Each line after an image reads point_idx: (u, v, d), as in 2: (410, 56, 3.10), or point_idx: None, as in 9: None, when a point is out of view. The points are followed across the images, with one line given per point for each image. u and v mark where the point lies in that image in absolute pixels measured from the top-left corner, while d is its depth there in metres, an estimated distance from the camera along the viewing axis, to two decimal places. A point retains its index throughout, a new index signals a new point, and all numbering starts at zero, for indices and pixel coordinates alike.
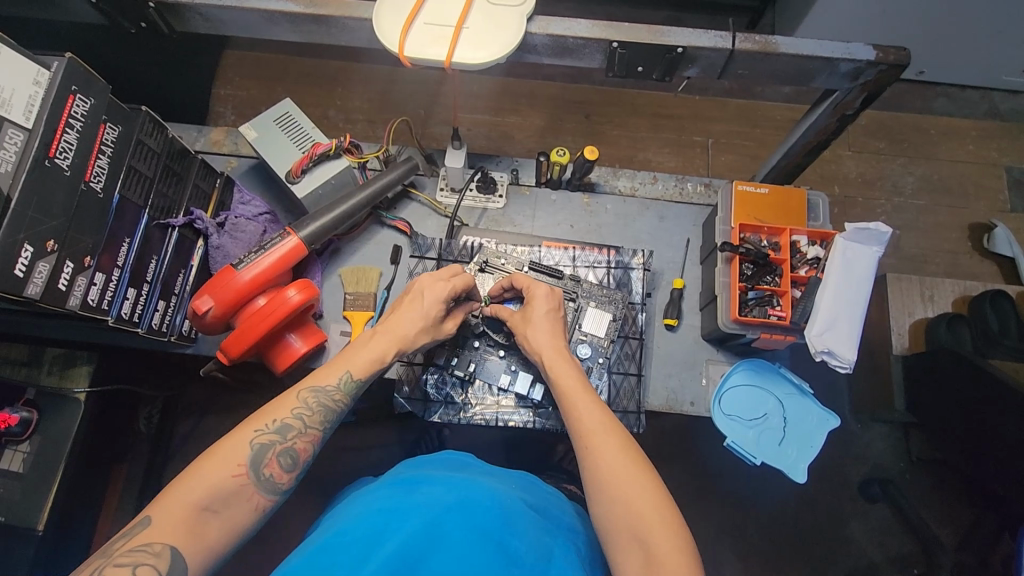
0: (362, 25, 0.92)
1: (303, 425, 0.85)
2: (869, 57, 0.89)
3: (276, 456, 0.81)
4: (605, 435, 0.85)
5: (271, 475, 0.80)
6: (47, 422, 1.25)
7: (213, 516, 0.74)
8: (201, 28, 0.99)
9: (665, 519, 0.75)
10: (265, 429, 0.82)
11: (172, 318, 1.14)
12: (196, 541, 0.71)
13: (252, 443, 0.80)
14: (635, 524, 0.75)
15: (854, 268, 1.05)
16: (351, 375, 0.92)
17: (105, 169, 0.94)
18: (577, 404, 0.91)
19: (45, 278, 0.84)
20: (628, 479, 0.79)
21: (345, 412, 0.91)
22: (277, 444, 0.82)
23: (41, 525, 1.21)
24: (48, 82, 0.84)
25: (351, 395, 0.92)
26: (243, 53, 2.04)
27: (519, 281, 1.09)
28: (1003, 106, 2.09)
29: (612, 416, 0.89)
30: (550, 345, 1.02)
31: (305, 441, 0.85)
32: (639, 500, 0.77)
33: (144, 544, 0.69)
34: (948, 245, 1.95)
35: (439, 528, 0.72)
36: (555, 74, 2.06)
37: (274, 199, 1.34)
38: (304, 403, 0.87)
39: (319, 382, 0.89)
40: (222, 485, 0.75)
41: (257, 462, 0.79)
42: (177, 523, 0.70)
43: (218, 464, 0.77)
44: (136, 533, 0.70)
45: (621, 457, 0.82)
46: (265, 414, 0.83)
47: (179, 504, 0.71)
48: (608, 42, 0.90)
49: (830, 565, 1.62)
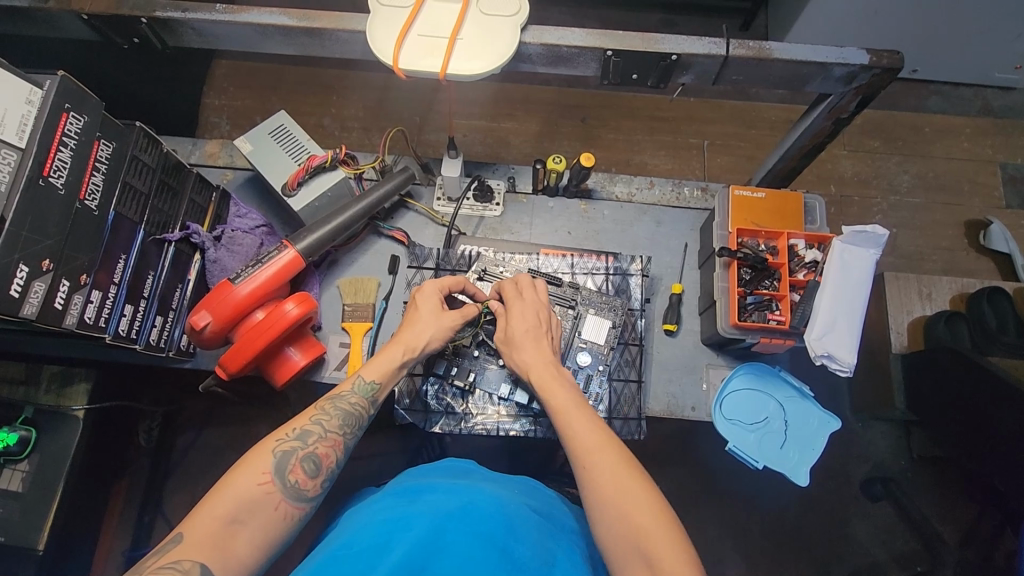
0: (355, 38, 0.91)
1: (323, 430, 0.87)
2: (862, 62, 0.90)
3: (300, 462, 0.81)
4: (600, 452, 0.85)
5: (296, 481, 0.80)
6: (45, 439, 1.24)
7: (242, 528, 0.73)
8: (195, 42, 0.98)
9: (666, 531, 0.75)
10: (287, 437, 0.83)
11: (170, 333, 1.14)
12: (223, 555, 0.70)
13: (275, 451, 0.81)
14: (637, 542, 0.75)
15: (852, 271, 1.05)
16: (365, 378, 0.94)
17: (100, 187, 0.93)
18: (569, 423, 0.91)
19: (41, 298, 0.84)
20: (625, 495, 0.79)
21: (366, 418, 0.93)
22: (300, 449, 0.83)
23: (42, 544, 1.20)
24: (40, 100, 0.83)
25: (371, 401, 0.93)
26: (238, 65, 2.05)
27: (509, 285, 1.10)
28: (996, 103, 2.10)
29: (608, 432, 0.89)
30: (539, 360, 1.01)
31: (326, 446, 0.86)
32: (635, 511, 0.77)
33: (174, 561, 0.68)
34: (945, 243, 1.95)
35: (443, 536, 0.71)
36: (550, 79, 2.06)
37: (270, 211, 1.34)
38: (323, 412, 0.89)
39: (337, 392, 0.92)
40: (248, 494, 0.75)
41: (282, 469, 0.79)
42: (206, 538, 0.70)
43: (245, 473, 0.77)
44: (167, 549, 0.69)
45: (618, 472, 0.81)
46: (286, 424, 0.85)
47: (206, 517, 0.71)
48: (602, 50, 0.90)
49: (836, 566, 1.62)
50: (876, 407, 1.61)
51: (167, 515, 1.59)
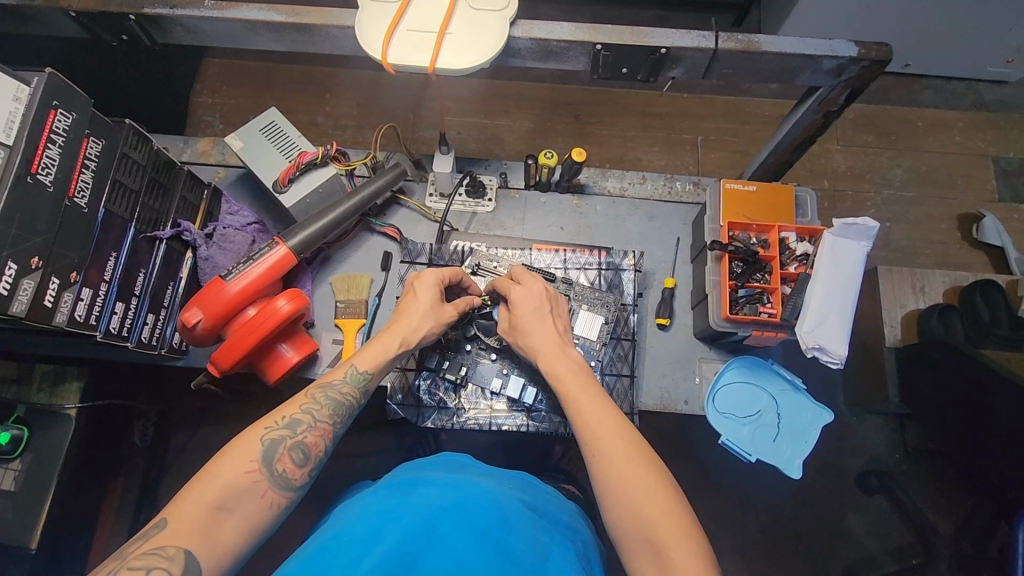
0: (345, 33, 0.91)
1: (313, 419, 0.86)
2: (850, 53, 0.90)
3: (288, 451, 0.81)
4: (612, 440, 0.84)
5: (284, 470, 0.80)
6: (37, 439, 1.24)
7: (228, 515, 0.73)
8: (184, 39, 0.97)
9: (677, 521, 0.75)
10: (276, 426, 0.83)
11: (162, 331, 1.13)
12: (208, 540, 0.70)
13: (263, 438, 0.80)
14: (653, 533, 0.75)
15: (843, 262, 1.06)
16: (357, 368, 0.94)
17: (89, 184, 0.93)
18: (578, 407, 0.91)
19: (30, 295, 0.84)
20: (637, 485, 0.79)
21: (357, 406, 0.93)
22: (288, 438, 0.82)
23: (35, 543, 1.20)
24: (28, 97, 0.83)
25: (361, 390, 0.93)
26: (231, 64, 2.04)
27: (515, 271, 1.10)
28: (988, 97, 2.11)
29: (622, 417, 0.89)
30: (554, 343, 1.00)
31: (315, 435, 0.85)
32: (646, 502, 0.77)
33: (157, 547, 0.68)
34: (938, 236, 1.95)
35: (436, 529, 0.71)
36: (544, 76, 2.06)
37: (262, 208, 1.34)
38: (313, 399, 0.89)
39: (328, 380, 0.92)
40: (235, 481, 0.75)
41: (270, 457, 0.79)
42: (192, 524, 0.70)
43: (234, 460, 0.77)
44: (151, 535, 0.69)
45: (630, 463, 0.81)
46: (276, 412, 0.85)
47: (194, 505, 0.71)
48: (591, 44, 0.90)
49: (829, 559, 1.63)
50: (869, 401, 1.62)
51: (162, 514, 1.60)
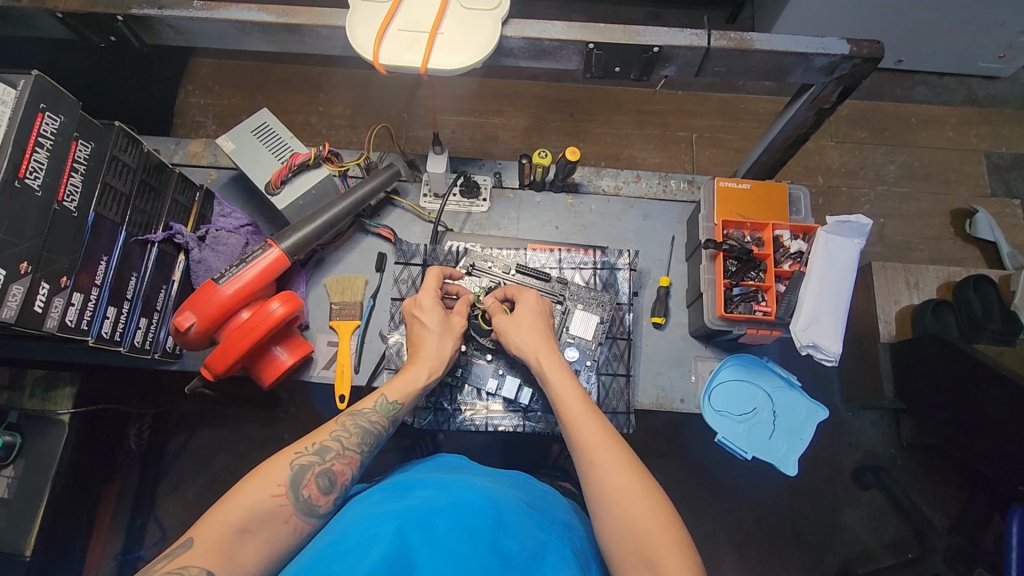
0: (336, 34, 0.90)
1: (341, 447, 0.86)
2: (843, 51, 0.90)
3: (315, 477, 0.81)
4: (605, 448, 0.85)
5: (309, 496, 0.79)
6: (31, 444, 1.23)
7: (250, 538, 0.73)
8: (173, 40, 0.96)
9: (673, 540, 0.76)
10: (305, 451, 0.83)
11: (156, 335, 1.13)
12: (229, 563, 0.70)
13: (292, 464, 0.81)
14: (643, 544, 0.75)
15: (837, 260, 1.06)
16: (387, 397, 0.93)
17: (79, 188, 0.92)
18: (573, 414, 0.91)
19: (20, 302, 0.83)
20: (633, 499, 0.79)
21: (385, 435, 0.92)
22: (316, 465, 0.82)
23: (29, 550, 1.19)
24: (14, 100, 0.82)
25: (390, 419, 0.93)
26: (222, 63, 2.03)
27: (510, 290, 1.11)
28: (981, 92, 2.11)
29: (612, 429, 0.89)
30: (544, 346, 1.02)
31: (342, 463, 0.85)
32: (644, 520, 0.77)
33: (181, 568, 0.68)
34: (931, 232, 1.96)
35: (432, 532, 0.70)
36: (537, 73, 2.05)
37: (255, 210, 1.33)
38: (343, 426, 0.88)
39: (358, 408, 0.92)
40: (259, 505, 0.76)
41: (296, 483, 0.79)
42: (216, 545, 0.70)
43: (261, 484, 0.77)
44: (176, 554, 0.70)
45: (624, 474, 0.82)
46: (306, 437, 0.85)
47: (218, 524, 0.72)
48: (584, 43, 0.90)
49: (826, 553, 1.63)
50: (865, 396, 1.62)
51: (158, 517, 1.59)
